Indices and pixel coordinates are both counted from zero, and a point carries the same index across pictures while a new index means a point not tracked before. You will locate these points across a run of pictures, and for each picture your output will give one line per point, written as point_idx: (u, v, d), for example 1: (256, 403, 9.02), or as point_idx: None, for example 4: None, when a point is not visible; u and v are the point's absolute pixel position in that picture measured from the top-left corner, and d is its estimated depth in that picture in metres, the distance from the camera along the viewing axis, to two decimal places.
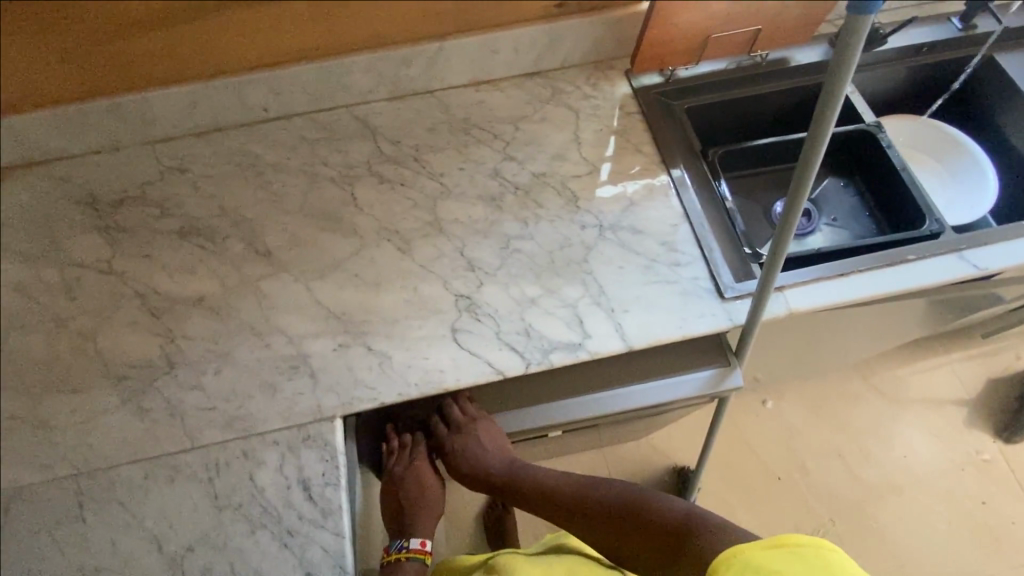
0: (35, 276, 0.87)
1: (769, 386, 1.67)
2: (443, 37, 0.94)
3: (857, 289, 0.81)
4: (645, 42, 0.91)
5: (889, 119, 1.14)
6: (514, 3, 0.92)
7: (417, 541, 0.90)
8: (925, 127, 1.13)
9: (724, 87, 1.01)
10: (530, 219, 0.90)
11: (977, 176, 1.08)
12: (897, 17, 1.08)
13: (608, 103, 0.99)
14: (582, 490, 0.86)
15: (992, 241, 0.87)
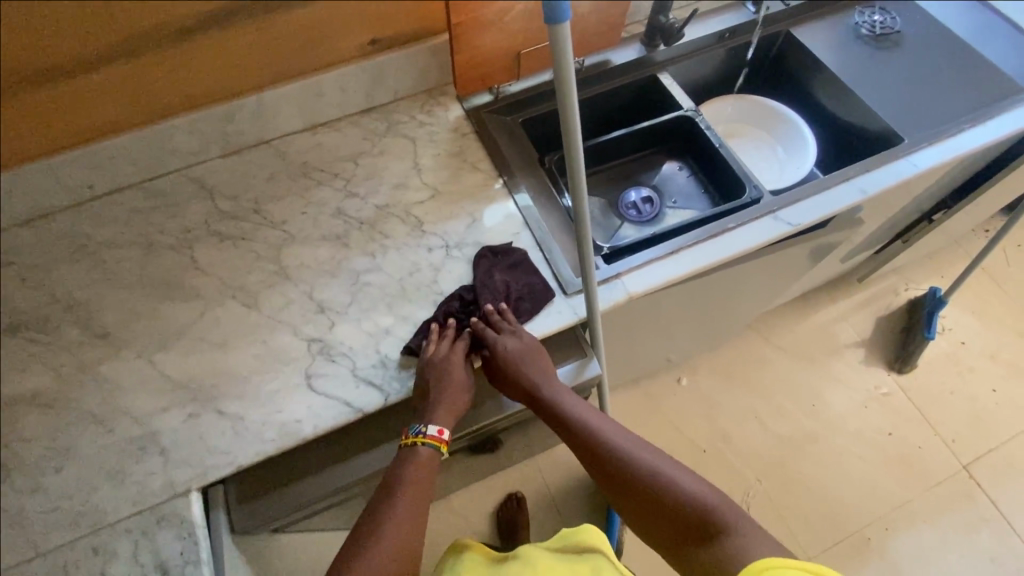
0: None
1: (681, 363, 1.74)
2: (262, 88, 0.96)
3: (685, 264, 0.89)
4: (458, 66, 0.97)
5: (710, 103, 1.23)
6: (325, 47, 0.95)
7: (434, 428, 0.74)
8: (742, 104, 1.23)
9: (551, 96, 1.07)
10: (377, 251, 0.91)
11: (797, 138, 1.18)
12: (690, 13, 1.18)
13: (442, 128, 1.03)
14: (620, 450, 0.75)
15: (803, 198, 0.95)
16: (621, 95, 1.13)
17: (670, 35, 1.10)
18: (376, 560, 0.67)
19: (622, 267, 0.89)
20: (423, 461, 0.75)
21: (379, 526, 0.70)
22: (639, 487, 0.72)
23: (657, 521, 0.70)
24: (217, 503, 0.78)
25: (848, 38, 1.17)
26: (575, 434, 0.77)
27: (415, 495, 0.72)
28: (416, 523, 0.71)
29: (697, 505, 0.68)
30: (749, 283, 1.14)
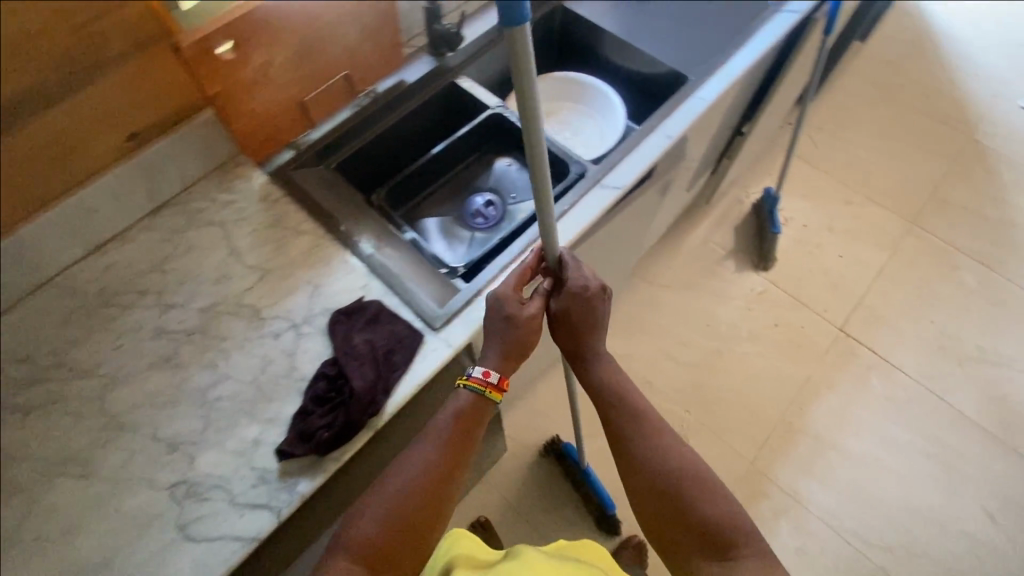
0: None
1: None
2: (15, 225, 0.83)
3: None
4: (238, 135, 0.92)
5: (512, 95, 1.24)
6: (74, 159, 0.83)
7: (481, 371, 0.76)
8: (542, 84, 1.26)
9: (356, 134, 1.03)
10: (218, 358, 0.81)
11: (603, 100, 1.23)
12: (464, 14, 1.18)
13: (249, 201, 0.94)
14: (663, 445, 0.76)
15: (621, 160, 0.99)
16: (428, 109, 1.09)
17: (452, 40, 1.09)
18: (402, 502, 0.70)
19: (486, 282, 0.86)
20: (464, 402, 0.76)
21: (412, 470, 0.72)
22: (670, 490, 0.73)
23: (674, 524, 0.73)
24: None
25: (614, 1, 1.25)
26: (621, 410, 0.79)
27: (450, 447, 0.74)
28: (449, 474, 0.73)
29: (719, 522, 0.70)
30: (613, 247, 1.18)
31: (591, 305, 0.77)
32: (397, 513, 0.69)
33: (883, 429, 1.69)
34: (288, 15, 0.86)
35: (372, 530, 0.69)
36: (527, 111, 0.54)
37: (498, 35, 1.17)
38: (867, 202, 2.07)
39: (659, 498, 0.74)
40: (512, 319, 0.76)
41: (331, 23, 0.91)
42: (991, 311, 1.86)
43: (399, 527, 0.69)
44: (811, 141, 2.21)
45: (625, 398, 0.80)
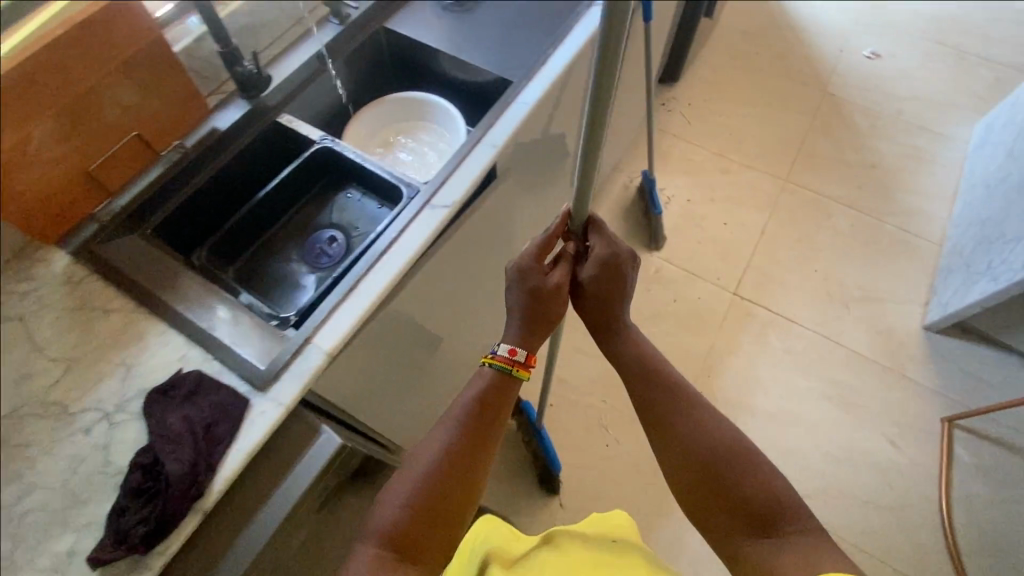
0: None
1: None
2: None
3: (370, 293, 0.85)
4: (17, 221, 0.85)
5: (351, 128, 1.24)
6: None
7: (506, 347, 0.87)
8: (379, 109, 1.26)
9: (166, 194, 0.96)
10: (25, 467, 0.75)
11: (441, 115, 1.24)
12: (273, 54, 1.13)
13: (50, 286, 0.87)
14: (701, 423, 0.82)
15: (449, 177, 0.98)
16: (248, 155, 1.05)
17: (256, 83, 1.04)
18: (424, 491, 0.76)
19: (315, 326, 0.82)
20: (485, 387, 0.86)
21: (436, 458, 0.79)
22: (705, 460, 0.79)
23: (707, 492, 0.79)
24: None
25: (436, 14, 1.25)
26: (656, 374, 0.87)
27: (467, 440, 0.81)
28: (472, 462, 0.80)
29: (756, 497, 0.75)
30: (476, 260, 1.16)
31: (620, 270, 0.88)
32: (421, 499, 0.76)
33: (788, 381, 1.77)
34: (38, 88, 0.82)
35: (395, 514, 0.74)
36: (605, 63, 0.63)
37: (315, 71, 1.13)
38: (743, 167, 2.17)
39: (695, 470, 0.80)
40: (538, 294, 0.86)
41: (94, 83, 0.87)
42: (866, 250, 1.99)
43: (423, 512, 0.75)
44: (683, 117, 2.29)
45: (657, 373, 0.87)
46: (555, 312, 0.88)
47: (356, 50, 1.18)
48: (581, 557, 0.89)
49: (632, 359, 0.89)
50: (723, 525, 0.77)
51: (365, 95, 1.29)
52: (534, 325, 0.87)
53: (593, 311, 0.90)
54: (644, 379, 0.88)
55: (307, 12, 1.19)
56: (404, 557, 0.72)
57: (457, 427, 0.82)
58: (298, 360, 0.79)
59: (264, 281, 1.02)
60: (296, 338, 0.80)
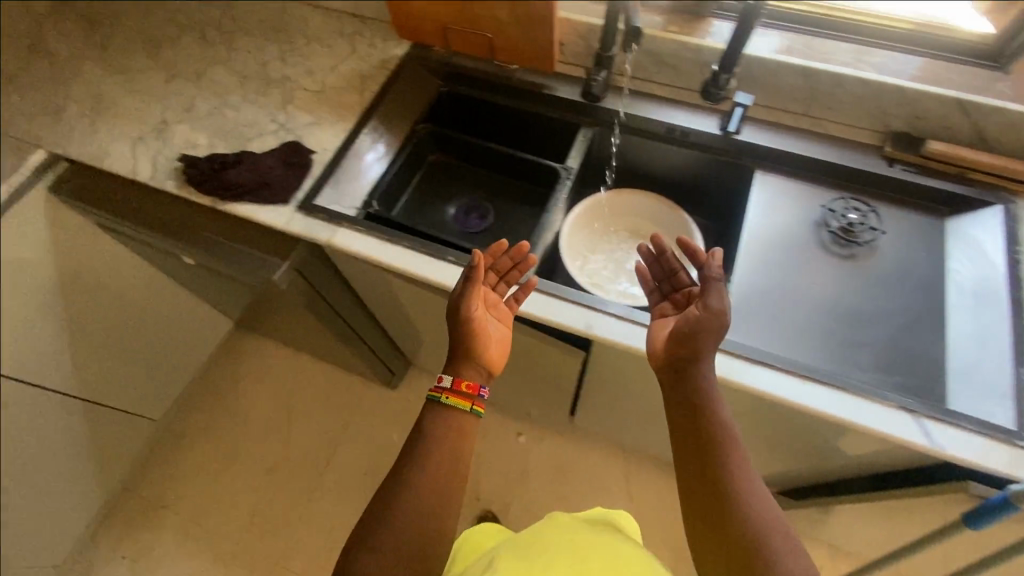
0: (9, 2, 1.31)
1: (527, 420, 1.69)
2: None
3: (414, 264, 0.94)
4: (407, 13, 1.07)
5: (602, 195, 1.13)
6: None
7: (450, 381, 0.80)
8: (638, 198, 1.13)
9: (477, 88, 1.13)
10: (280, 106, 1.11)
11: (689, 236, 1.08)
12: (636, 92, 1.07)
13: (377, 56, 1.17)
14: (734, 460, 0.66)
15: (534, 286, 0.93)
16: (535, 121, 1.12)
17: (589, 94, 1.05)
18: (399, 521, 0.69)
19: (334, 211, 0.98)
20: (445, 416, 0.78)
21: (398, 498, 0.71)
22: (724, 487, 0.65)
23: (700, 510, 0.65)
24: (59, 175, 1.13)
25: (805, 218, 0.96)
26: (714, 446, 0.67)
27: (434, 468, 0.73)
28: (435, 506, 0.71)
29: (760, 532, 0.62)
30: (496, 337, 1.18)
31: (702, 337, 0.72)
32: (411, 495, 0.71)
33: None
34: None
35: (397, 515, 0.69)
36: None
37: (640, 133, 1.07)
38: None
39: (706, 487, 0.65)
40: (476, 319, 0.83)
41: None
42: None
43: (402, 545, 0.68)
44: None
45: (713, 394, 0.71)
46: (493, 339, 0.86)
47: (693, 161, 1.07)
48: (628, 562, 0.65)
49: (691, 391, 0.71)
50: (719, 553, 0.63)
51: (684, 191, 1.14)
52: (470, 356, 0.82)
53: (665, 368, 0.74)
54: (685, 415, 0.70)
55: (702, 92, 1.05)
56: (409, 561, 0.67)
57: (419, 448, 0.75)
58: (308, 217, 0.97)
59: (424, 189, 1.17)
60: (329, 173, 1.02)
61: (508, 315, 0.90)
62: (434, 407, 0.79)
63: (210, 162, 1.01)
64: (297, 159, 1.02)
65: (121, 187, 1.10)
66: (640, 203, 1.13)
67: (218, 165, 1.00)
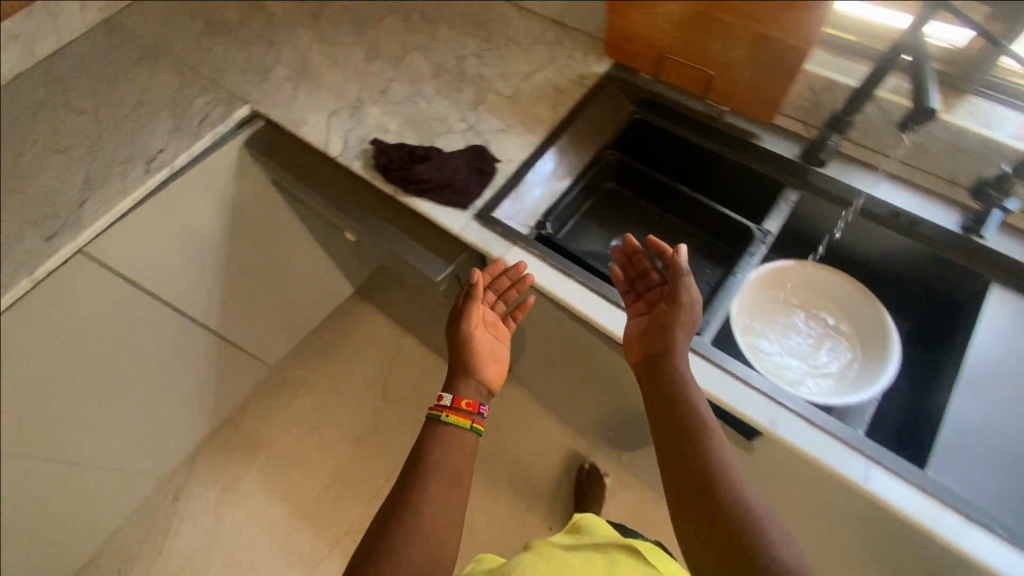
0: None
1: (616, 461, 1.61)
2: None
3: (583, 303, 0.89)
4: (622, 36, 1.00)
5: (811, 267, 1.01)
6: None
7: (450, 399, 0.78)
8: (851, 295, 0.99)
9: (677, 123, 1.05)
10: (471, 105, 1.09)
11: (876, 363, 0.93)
12: (864, 163, 0.96)
13: (575, 70, 1.12)
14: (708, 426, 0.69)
15: (711, 360, 0.81)
16: (732, 171, 1.03)
17: (808, 155, 0.96)
18: (401, 544, 0.64)
19: (510, 226, 0.95)
20: (452, 432, 0.76)
21: (412, 504, 0.68)
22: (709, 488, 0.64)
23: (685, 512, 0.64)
24: (254, 131, 1.19)
25: None
26: (689, 417, 0.69)
27: (436, 493, 0.70)
28: (448, 494, 0.70)
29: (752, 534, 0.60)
30: (630, 386, 1.11)
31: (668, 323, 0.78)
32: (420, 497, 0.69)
33: None
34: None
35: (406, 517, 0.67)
36: None
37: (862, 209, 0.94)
38: None
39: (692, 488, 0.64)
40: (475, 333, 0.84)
41: (727, 27, 0.85)
42: None
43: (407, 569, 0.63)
44: None
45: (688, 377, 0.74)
46: (490, 358, 0.84)
47: (912, 254, 0.94)
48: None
49: (666, 379, 0.73)
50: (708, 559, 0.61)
51: (889, 282, 1.00)
52: (474, 370, 0.82)
53: (641, 361, 0.78)
54: (662, 404, 0.72)
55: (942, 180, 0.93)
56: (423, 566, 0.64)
57: (421, 472, 0.71)
58: (483, 227, 0.95)
59: (591, 217, 1.10)
60: (511, 186, 0.99)
61: (506, 334, 0.89)
62: (436, 423, 0.76)
63: (399, 152, 1.01)
64: (483, 169, 0.99)
65: (310, 156, 1.14)
66: (853, 328, 1.00)
67: (406, 158, 1.00)
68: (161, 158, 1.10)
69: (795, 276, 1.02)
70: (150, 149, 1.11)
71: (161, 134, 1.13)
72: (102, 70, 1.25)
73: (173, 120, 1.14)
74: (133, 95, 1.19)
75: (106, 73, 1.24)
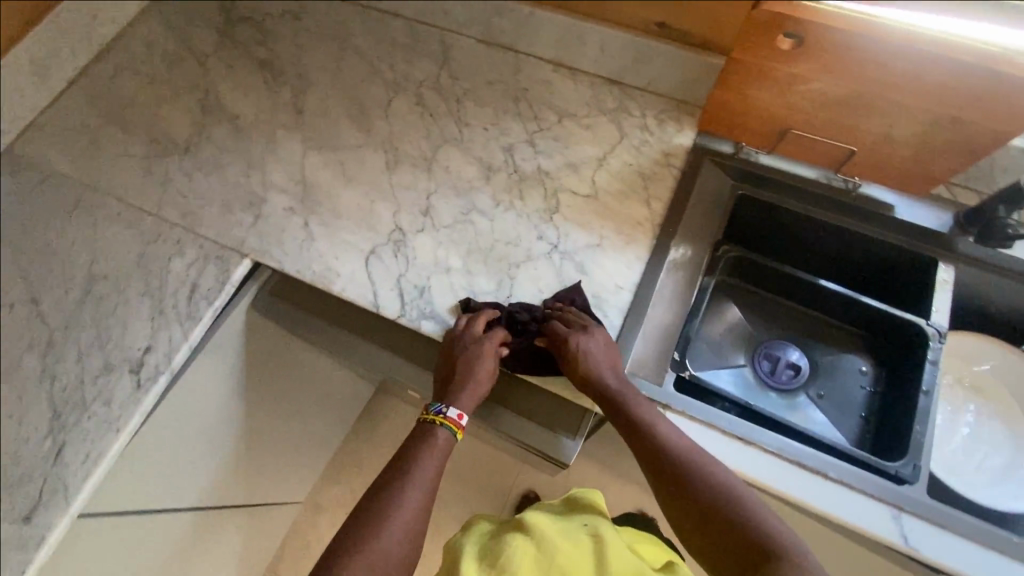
0: (166, 40, 1.05)
1: None
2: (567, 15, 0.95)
3: (773, 477, 0.71)
4: (728, 111, 0.81)
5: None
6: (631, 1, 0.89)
7: (457, 412, 0.73)
8: None
9: (799, 200, 0.87)
10: (544, 214, 0.87)
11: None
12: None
13: (657, 145, 0.91)
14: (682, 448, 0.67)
15: (952, 528, 0.67)
16: (876, 250, 0.87)
17: (986, 234, 0.80)
18: (381, 520, 0.66)
19: (649, 383, 0.77)
20: (443, 435, 0.73)
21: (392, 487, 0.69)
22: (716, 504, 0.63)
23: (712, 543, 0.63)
24: (262, 285, 0.92)
25: None
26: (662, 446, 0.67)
27: (433, 464, 0.71)
28: (429, 496, 0.69)
29: (776, 545, 0.60)
30: None
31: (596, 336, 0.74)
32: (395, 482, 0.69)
33: None
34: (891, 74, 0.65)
35: (385, 502, 0.68)
36: None
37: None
38: None
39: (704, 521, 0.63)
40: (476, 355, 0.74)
41: (900, 103, 0.68)
42: None
43: (385, 556, 0.64)
44: None
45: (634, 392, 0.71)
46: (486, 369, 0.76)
47: None
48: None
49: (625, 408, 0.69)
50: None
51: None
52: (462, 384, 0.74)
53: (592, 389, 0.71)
54: (632, 437, 0.68)
55: None
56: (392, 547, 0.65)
57: (410, 457, 0.71)
58: None
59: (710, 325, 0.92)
60: (629, 323, 0.79)
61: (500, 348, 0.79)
62: (429, 426, 0.73)
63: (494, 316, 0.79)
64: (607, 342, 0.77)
65: (349, 309, 0.90)
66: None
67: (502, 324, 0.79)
68: (155, 358, 0.82)
69: (997, 364, 0.88)
70: (134, 347, 0.83)
71: (141, 321, 0.84)
72: (20, 234, 0.91)
73: (149, 299, 0.85)
74: (82, 268, 0.88)
75: (27, 240, 0.90)
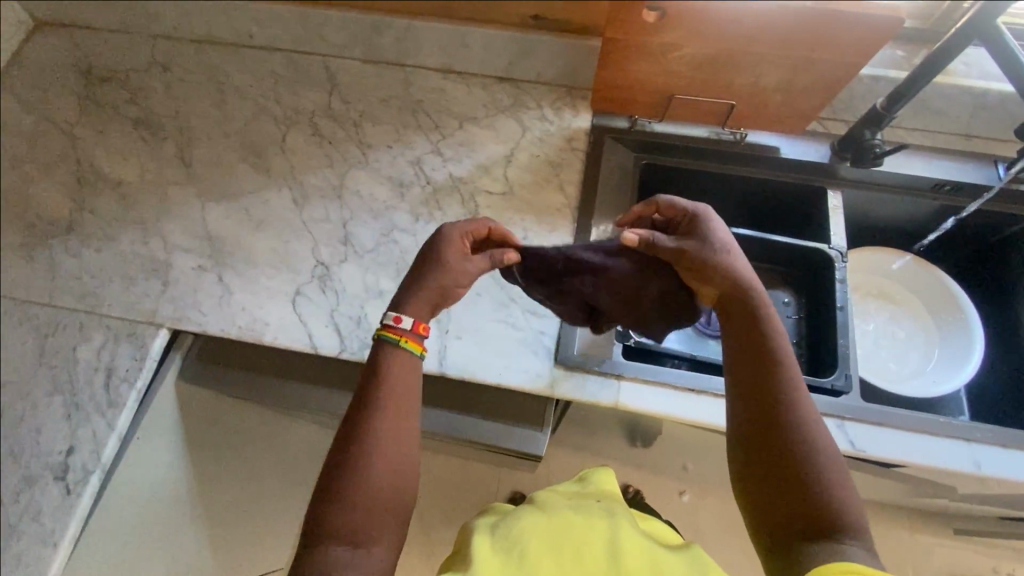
0: (19, 116, 0.96)
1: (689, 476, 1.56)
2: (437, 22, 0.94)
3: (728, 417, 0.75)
4: (615, 89, 0.84)
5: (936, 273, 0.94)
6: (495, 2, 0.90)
7: (414, 325, 0.68)
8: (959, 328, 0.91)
9: (697, 159, 0.92)
10: (465, 219, 0.87)
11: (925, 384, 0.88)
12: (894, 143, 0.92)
13: (558, 132, 0.94)
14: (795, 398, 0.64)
15: (887, 423, 0.74)
16: (773, 192, 0.94)
17: (861, 156, 0.88)
18: (360, 475, 0.62)
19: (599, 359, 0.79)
20: (401, 365, 0.67)
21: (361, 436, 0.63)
22: (799, 452, 0.62)
23: (773, 477, 0.62)
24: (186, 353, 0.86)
25: None
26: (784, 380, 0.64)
27: (405, 383, 0.67)
28: (402, 438, 0.65)
29: (837, 520, 0.59)
30: None
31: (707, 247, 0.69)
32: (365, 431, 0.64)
33: None
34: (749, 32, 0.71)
35: (359, 454, 0.63)
36: None
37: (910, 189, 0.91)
38: None
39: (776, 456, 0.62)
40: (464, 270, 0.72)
41: (763, 55, 0.74)
42: None
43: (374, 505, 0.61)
44: None
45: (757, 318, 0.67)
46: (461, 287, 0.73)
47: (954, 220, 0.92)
48: (644, 554, 0.70)
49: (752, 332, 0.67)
50: (785, 532, 0.60)
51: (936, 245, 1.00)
52: (445, 303, 0.71)
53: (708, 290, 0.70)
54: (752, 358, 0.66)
55: (967, 138, 0.92)
56: (375, 499, 0.61)
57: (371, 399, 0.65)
58: (572, 373, 0.78)
59: None
60: None
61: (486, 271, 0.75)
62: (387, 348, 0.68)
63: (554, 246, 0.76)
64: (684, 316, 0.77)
65: (288, 355, 0.86)
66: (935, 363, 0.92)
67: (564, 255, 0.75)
68: (82, 458, 0.76)
69: (901, 268, 0.96)
70: (55, 452, 0.76)
71: (56, 421, 0.77)
72: None
73: (60, 397, 0.78)
74: None
75: None
